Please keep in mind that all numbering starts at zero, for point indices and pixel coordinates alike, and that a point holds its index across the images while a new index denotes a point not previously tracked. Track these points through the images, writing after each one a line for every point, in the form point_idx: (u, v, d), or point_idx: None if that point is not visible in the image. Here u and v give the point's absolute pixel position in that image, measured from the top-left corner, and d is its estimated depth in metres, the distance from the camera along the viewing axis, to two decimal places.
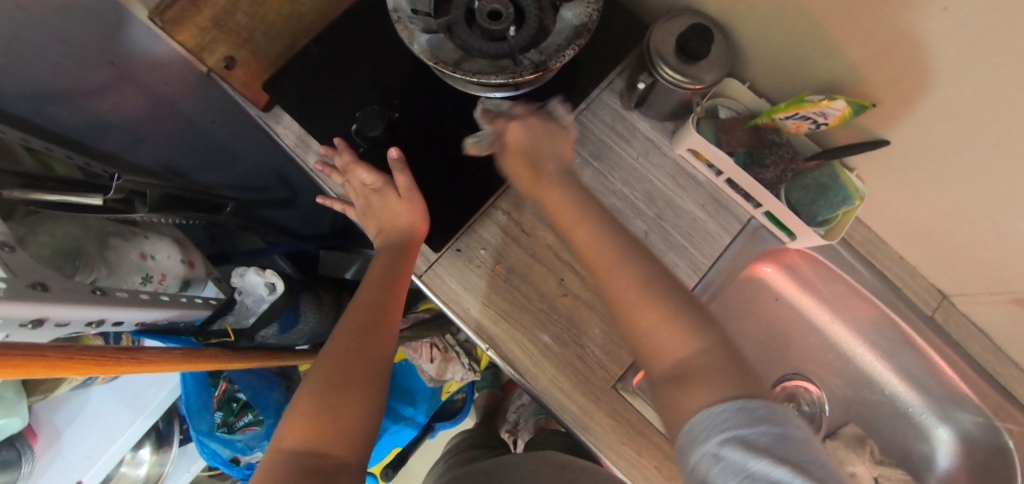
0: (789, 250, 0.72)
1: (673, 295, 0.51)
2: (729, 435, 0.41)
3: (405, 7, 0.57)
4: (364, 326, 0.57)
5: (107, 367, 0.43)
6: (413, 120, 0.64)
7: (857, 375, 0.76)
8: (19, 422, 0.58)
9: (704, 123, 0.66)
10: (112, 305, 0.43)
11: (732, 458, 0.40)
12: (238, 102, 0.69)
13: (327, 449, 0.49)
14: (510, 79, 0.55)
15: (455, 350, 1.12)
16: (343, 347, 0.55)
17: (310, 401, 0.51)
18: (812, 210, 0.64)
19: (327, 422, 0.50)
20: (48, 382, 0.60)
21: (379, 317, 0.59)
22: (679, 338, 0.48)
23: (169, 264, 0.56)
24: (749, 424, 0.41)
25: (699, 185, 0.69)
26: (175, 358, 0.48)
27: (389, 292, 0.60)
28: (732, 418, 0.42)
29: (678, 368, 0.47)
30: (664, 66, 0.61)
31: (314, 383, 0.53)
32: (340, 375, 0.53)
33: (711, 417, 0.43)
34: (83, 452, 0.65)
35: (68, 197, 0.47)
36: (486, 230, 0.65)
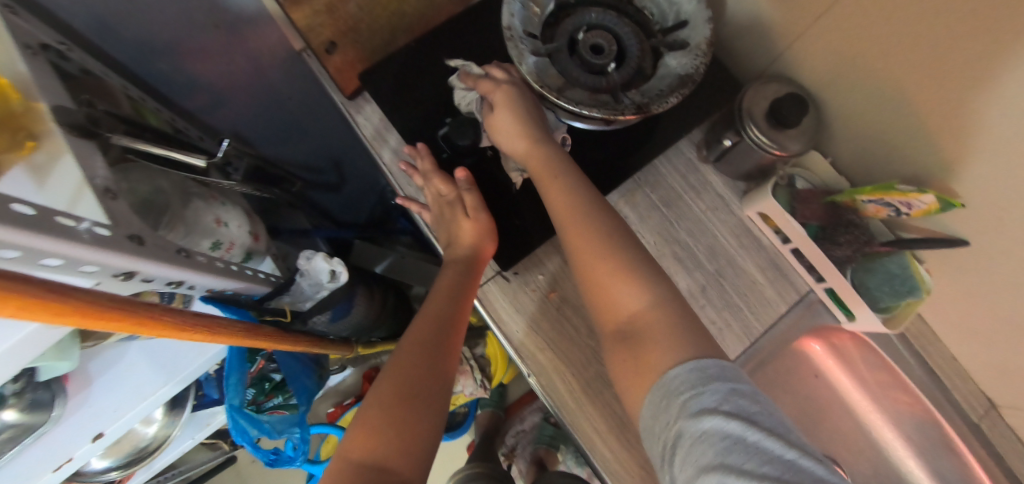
0: (842, 331, 0.70)
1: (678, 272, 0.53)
2: (716, 410, 0.44)
3: (517, 27, 0.57)
4: (431, 339, 0.56)
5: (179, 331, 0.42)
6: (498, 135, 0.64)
7: (887, 468, 0.74)
8: (66, 368, 0.55)
9: (781, 189, 0.65)
10: (191, 268, 0.43)
11: (717, 425, 0.43)
12: (322, 83, 0.70)
13: (393, 464, 0.48)
14: (609, 115, 0.55)
15: (470, 364, 1.11)
16: (410, 360, 0.55)
17: (377, 412, 0.51)
18: (876, 295, 0.63)
19: (393, 437, 0.49)
20: (103, 328, 0.59)
21: (446, 330, 0.57)
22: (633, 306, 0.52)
23: (239, 233, 0.56)
24: (728, 395, 0.45)
25: (762, 248, 0.69)
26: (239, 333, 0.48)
27: (457, 307, 0.58)
28: (708, 395, 0.45)
29: (631, 322, 0.52)
30: (753, 127, 0.61)
31: (383, 393, 0.52)
32: (407, 387, 0.52)
33: (688, 390, 0.46)
34: (109, 403, 0.63)
35: (171, 152, 0.46)
36: (548, 256, 0.64)
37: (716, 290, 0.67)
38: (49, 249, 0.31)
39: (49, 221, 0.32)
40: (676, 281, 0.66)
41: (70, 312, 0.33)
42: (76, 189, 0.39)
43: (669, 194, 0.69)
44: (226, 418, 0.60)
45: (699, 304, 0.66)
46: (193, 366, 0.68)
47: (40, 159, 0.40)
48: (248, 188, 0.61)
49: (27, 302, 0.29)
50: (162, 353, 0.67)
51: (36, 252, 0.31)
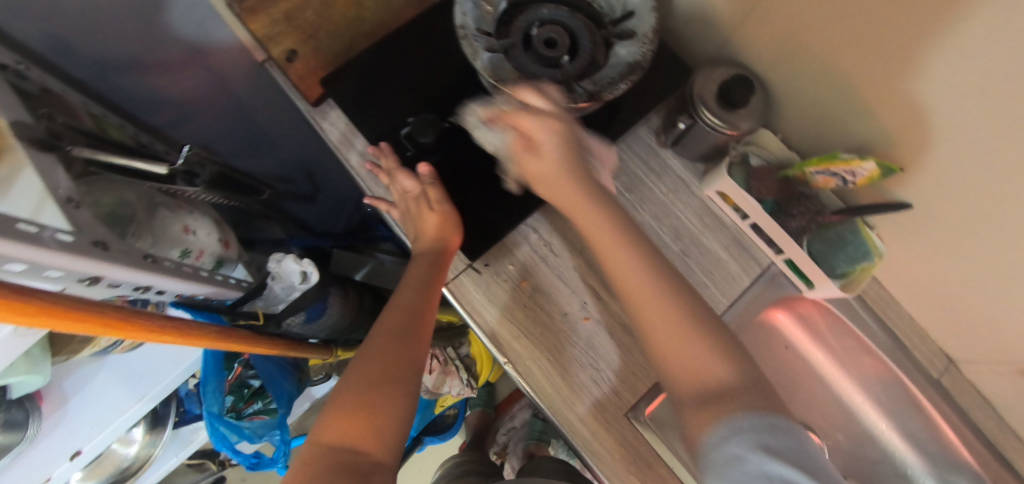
0: (805, 299, 0.73)
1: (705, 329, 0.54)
2: (756, 441, 0.46)
3: (470, 25, 0.59)
4: (402, 329, 0.58)
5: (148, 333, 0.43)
6: (460, 131, 0.66)
7: (859, 430, 0.77)
8: (39, 382, 0.55)
9: (737, 168, 0.68)
10: (160, 273, 0.44)
11: (751, 460, 0.44)
12: (287, 92, 0.71)
13: (363, 446, 0.49)
14: (564, 105, 0.57)
15: (456, 364, 1.12)
16: (380, 348, 0.56)
17: (349, 396, 0.52)
18: (831, 263, 0.66)
19: (365, 419, 0.51)
20: (74, 343, 0.59)
21: (415, 320, 0.59)
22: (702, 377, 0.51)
23: (208, 241, 0.57)
24: (771, 433, 0.46)
25: (724, 227, 0.71)
26: (208, 334, 0.49)
27: (426, 297, 0.61)
28: (751, 427, 0.47)
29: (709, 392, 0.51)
30: (705, 110, 0.64)
31: (355, 380, 0.53)
32: (378, 373, 0.54)
33: (735, 426, 0.47)
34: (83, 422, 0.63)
35: (134, 162, 0.47)
36: (517, 246, 0.66)
37: (682, 269, 0.69)
38: (16, 254, 0.32)
39: (17, 228, 0.33)
40: None
41: (46, 316, 0.34)
42: (38, 198, 0.39)
43: (631, 179, 0.72)
44: (205, 426, 0.62)
45: None
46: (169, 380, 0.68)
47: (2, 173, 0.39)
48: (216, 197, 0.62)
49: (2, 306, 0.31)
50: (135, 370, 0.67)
51: (7, 259, 0.32)
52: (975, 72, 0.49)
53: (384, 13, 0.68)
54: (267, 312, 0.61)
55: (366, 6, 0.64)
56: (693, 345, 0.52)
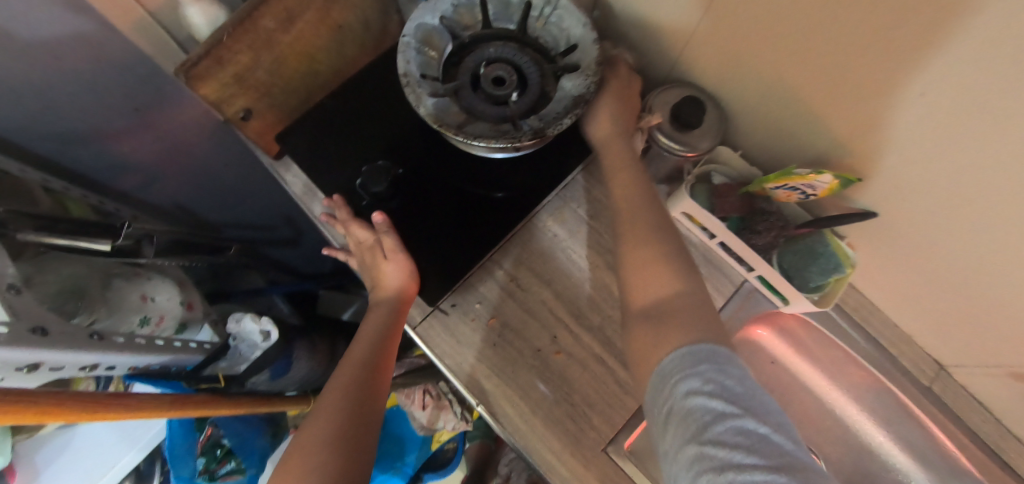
0: (785, 313, 0.72)
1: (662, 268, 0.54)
2: (709, 408, 0.41)
3: (414, 72, 0.60)
4: (359, 380, 0.58)
5: (97, 414, 0.42)
6: (415, 176, 0.67)
7: (857, 444, 0.74)
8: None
9: (698, 188, 0.68)
10: (108, 350, 0.44)
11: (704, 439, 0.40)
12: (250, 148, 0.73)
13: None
14: (510, 143, 0.57)
15: (448, 398, 1.12)
16: (335, 403, 0.56)
17: (302, 457, 0.51)
18: (804, 276, 0.64)
19: (319, 480, 0.49)
20: None
21: (371, 372, 0.59)
22: (655, 287, 0.53)
23: (168, 306, 0.57)
24: (718, 396, 0.42)
25: (693, 246, 0.71)
26: (164, 405, 0.48)
27: (382, 349, 0.61)
28: (708, 394, 0.42)
29: (661, 307, 0.51)
30: (659, 134, 0.65)
31: (310, 434, 0.53)
32: (335, 425, 0.54)
33: (684, 360, 0.45)
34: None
35: (76, 242, 0.48)
36: (483, 284, 0.66)
37: None
38: None
39: None
40: (612, 290, 0.68)
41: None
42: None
43: (594, 207, 0.71)
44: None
45: None
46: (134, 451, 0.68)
47: None
48: (180, 260, 0.63)
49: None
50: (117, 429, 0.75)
51: None
52: (920, 79, 0.47)
53: (336, 64, 0.70)
54: (228, 373, 0.60)
55: (315, 60, 0.66)
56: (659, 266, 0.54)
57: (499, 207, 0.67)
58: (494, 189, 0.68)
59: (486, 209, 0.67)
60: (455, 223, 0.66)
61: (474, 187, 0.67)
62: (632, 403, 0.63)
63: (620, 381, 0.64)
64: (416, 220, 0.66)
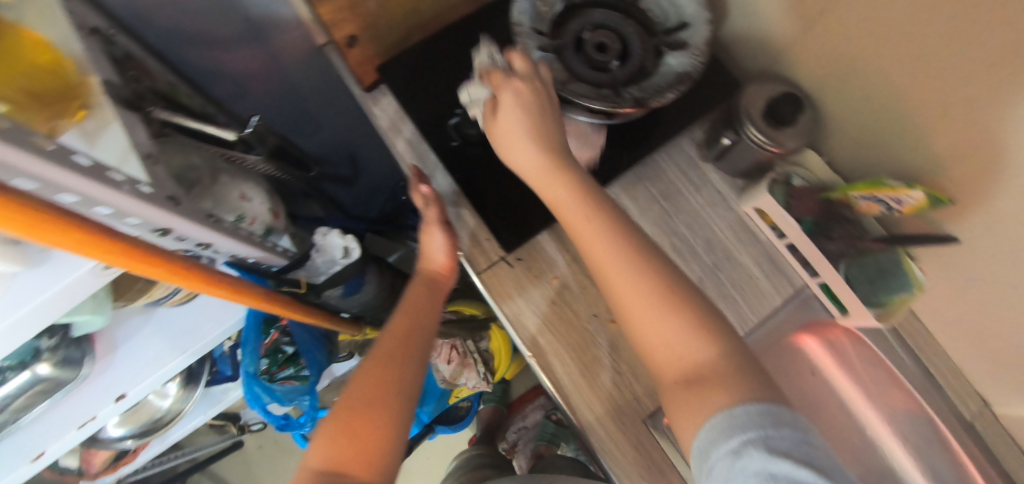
0: (835, 325, 0.72)
1: (664, 321, 0.52)
2: (752, 436, 0.44)
3: (526, 23, 0.62)
4: (396, 348, 0.62)
5: (208, 287, 0.46)
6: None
7: None
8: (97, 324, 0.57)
9: (777, 186, 0.68)
10: (220, 232, 0.48)
11: (757, 459, 0.42)
12: (342, 76, 0.75)
13: (344, 469, 0.53)
14: (609, 108, 0.58)
15: (474, 357, 1.14)
16: (372, 365, 0.60)
17: (339, 416, 0.56)
18: (868, 291, 0.64)
19: (353, 442, 0.55)
20: (132, 289, 0.61)
21: (410, 339, 0.63)
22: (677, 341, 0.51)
23: (260, 209, 0.60)
24: (774, 426, 0.44)
25: (759, 243, 0.71)
26: (258, 294, 0.52)
27: (420, 319, 0.65)
28: (760, 420, 0.45)
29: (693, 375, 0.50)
30: (751, 127, 0.64)
31: (346, 399, 0.58)
32: (365, 397, 0.57)
33: (732, 421, 0.46)
34: (148, 357, 0.64)
35: (205, 126, 0.53)
36: (550, 244, 0.68)
37: (712, 282, 0.69)
38: (103, 197, 0.36)
39: (107, 173, 0.36)
40: None
41: (117, 254, 0.37)
42: (124, 152, 0.42)
43: (669, 188, 0.72)
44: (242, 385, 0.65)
45: None
46: (207, 336, 0.66)
47: (91, 127, 0.43)
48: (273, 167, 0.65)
49: (80, 239, 0.34)
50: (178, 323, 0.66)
51: (93, 199, 0.35)
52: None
53: (440, 6, 0.71)
54: (308, 281, 0.62)
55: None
56: (670, 319, 0.52)
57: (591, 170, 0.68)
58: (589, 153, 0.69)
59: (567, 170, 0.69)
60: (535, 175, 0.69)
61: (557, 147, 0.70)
62: None
63: None
64: (497, 170, 0.68)
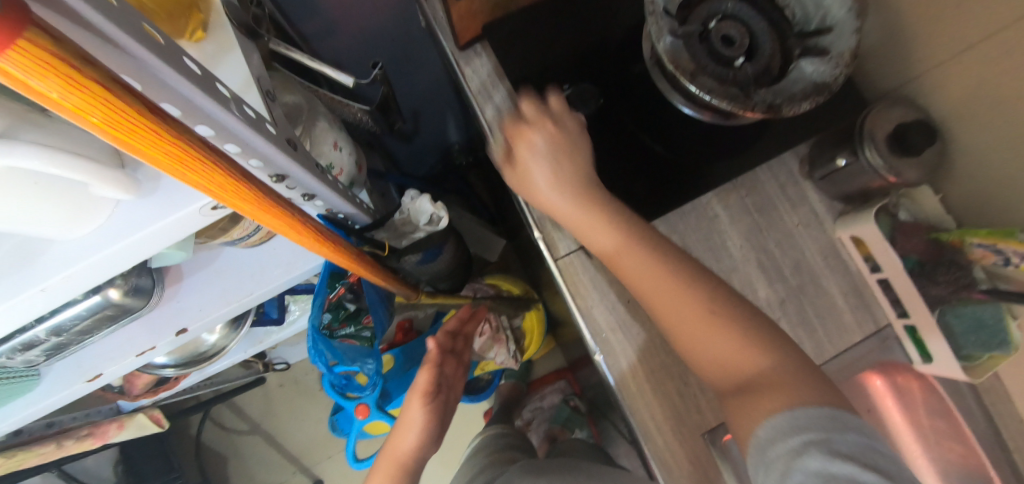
0: (908, 370, 0.69)
1: (725, 331, 0.54)
2: (813, 438, 0.47)
3: (659, 3, 0.56)
4: (400, 478, 0.75)
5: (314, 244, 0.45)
6: (610, 113, 0.67)
7: None
8: (178, 257, 0.54)
9: (884, 217, 0.64)
10: (324, 183, 0.45)
11: (815, 459, 0.45)
12: (438, 30, 0.70)
13: None
14: (739, 109, 0.53)
15: (506, 333, 1.12)
16: None
17: None
18: (959, 341, 0.61)
19: None
20: (213, 230, 0.55)
21: (411, 461, 0.76)
22: (745, 360, 0.53)
23: (346, 159, 0.57)
24: (838, 430, 0.47)
25: (848, 273, 0.67)
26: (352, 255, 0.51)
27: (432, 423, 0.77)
28: (820, 422, 0.47)
29: (745, 381, 0.53)
30: (872, 149, 0.59)
31: None
32: None
33: (794, 420, 0.49)
34: (212, 296, 0.60)
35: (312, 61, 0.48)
36: None
37: (794, 306, 0.66)
38: (233, 129, 0.34)
39: (239, 106, 0.35)
40: (755, 289, 0.66)
41: (242, 195, 0.36)
42: (244, 83, 0.40)
43: (764, 201, 0.68)
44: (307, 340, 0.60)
45: (773, 315, 0.66)
46: (272, 283, 0.62)
47: (210, 49, 0.41)
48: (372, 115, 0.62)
49: (212, 174, 0.33)
50: (244, 267, 0.61)
51: (227, 133, 0.34)
52: None
53: None
54: (392, 244, 0.61)
55: None
56: (724, 332, 0.54)
57: (694, 171, 0.66)
58: (698, 155, 0.66)
59: (662, 162, 0.67)
60: (629, 162, 0.67)
61: (657, 141, 0.67)
62: None
63: None
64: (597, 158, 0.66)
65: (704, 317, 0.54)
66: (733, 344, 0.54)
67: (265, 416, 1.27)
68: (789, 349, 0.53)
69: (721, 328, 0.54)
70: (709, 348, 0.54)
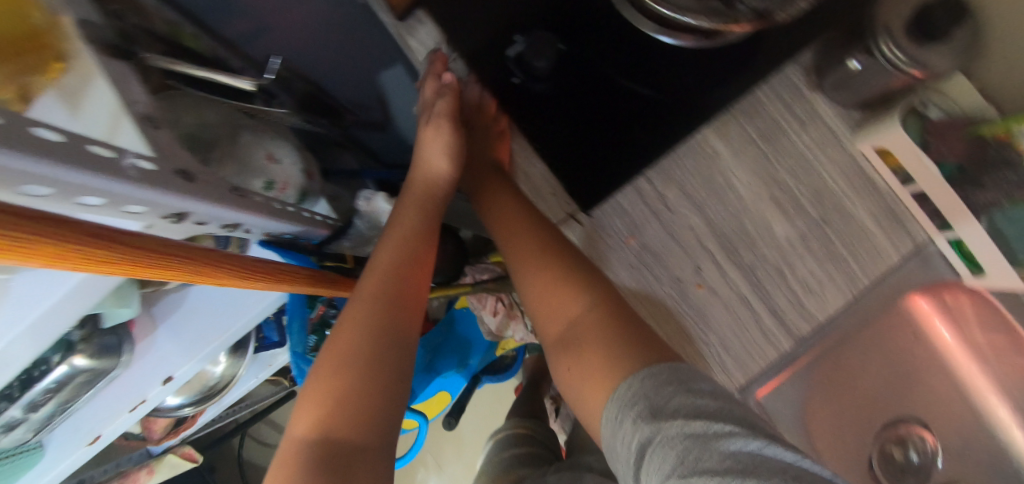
0: (956, 287, 0.61)
1: (584, 310, 0.60)
2: (652, 393, 0.50)
3: None
4: (389, 317, 0.60)
5: (242, 280, 0.42)
6: (577, 57, 0.55)
7: (985, 439, 0.67)
8: (128, 313, 0.51)
9: (912, 120, 0.55)
10: (246, 209, 0.41)
11: (739, 442, 0.44)
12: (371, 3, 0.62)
13: (309, 427, 0.54)
14: (723, 22, 0.45)
15: (520, 309, 1.09)
16: (343, 336, 0.58)
17: (313, 387, 0.56)
18: (1014, 248, 0.53)
19: (338, 384, 0.55)
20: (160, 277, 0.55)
21: (408, 285, 0.63)
22: (559, 301, 0.62)
23: (291, 172, 0.61)
24: (669, 385, 0.50)
25: (877, 191, 0.59)
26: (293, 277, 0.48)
27: (411, 262, 0.64)
28: (658, 381, 0.51)
29: (570, 329, 0.62)
30: (886, 41, 0.50)
31: (320, 386, 0.56)
32: (353, 360, 0.56)
33: (649, 378, 0.52)
34: (191, 339, 0.58)
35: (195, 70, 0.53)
36: (626, 198, 0.58)
37: (818, 238, 0.59)
38: (94, 183, 0.29)
39: (97, 157, 0.30)
40: (772, 228, 0.58)
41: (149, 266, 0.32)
42: (115, 115, 0.40)
43: (769, 126, 0.60)
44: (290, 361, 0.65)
45: (797, 253, 0.58)
46: (250, 312, 0.60)
47: (70, 83, 0.43)
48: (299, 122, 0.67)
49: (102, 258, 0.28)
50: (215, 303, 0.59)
51: (89, 190, 0.29)
52: None
53: None
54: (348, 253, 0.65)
55: None
56: (592, 318, 0.59)
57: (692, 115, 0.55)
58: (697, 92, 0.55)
59: (639, 109, 0.55)
60: (602, 109, 0.56)
61: (636, 83, 0.55)
62: (772, 353, 0.57)
63: (765, 330, 0.57)
64: (559, 118, 0.57)
65: (559, 284, 0.62)
66: (569, 299, 0.62)
67: None
68: (596, 282, 0.60)
69: (621, 328, 0.57)
70: (561, 309, 0.63)
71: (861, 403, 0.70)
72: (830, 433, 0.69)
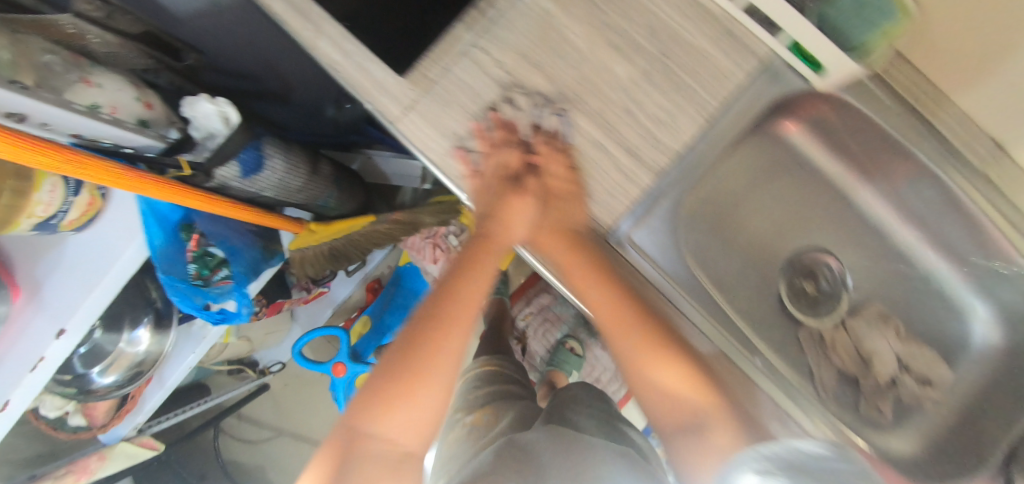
0: (811, 96, 0.62)
1: (682, 365, 0.58)
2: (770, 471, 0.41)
3: None
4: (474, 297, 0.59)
5: (65, 163, 0.42)
6: None
7: (882, 245, 0.69)
8: None
9: None
10: (44, 100, 0.42)
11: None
12: None
13: (403, 439, 0.50)
14: None
15: (460, 251, 1.04)
16: (439, 329, 0.55)
17: (370, 391, 0.52)
18: (839, 34, 0.54)
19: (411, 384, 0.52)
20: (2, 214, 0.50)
21: (457, 290, 0.58)
22: (660, 371, 0.59)
23: (117, 94, 0.52)
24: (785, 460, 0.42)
25: (712, 15, 0.59)
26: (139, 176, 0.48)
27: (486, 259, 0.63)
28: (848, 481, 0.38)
29: (680, 409, 0.57)
30: None
31: (432, 383, 0.53)
32: (425, 362, 0.53)
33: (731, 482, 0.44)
34: (75, 286, 0.58)
35: None
36: (463, 70, 0.59)
37: (661, 73, 0.59)
38: None
39: None
40: (613, 71, 0.59)
41: None
42: None
43: None
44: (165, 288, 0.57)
45: (642, 91, 0.59)
46: (125, 256, 0.59)
47: None
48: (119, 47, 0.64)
49: None
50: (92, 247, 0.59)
51: None
52: None
53: None
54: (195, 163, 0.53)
55: None
56: (669, 357, 0.58)
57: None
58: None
59: None
60: None
61: None
62: (635, 192, 0.58)
63: (623, 171, 0.58)
64: None
65: (650, 340, 0.59)
66: (679, 373, 0.58)
67: (279, 416, 1.29)
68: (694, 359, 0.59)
69: (666, 348, 0.59)
70: (660, 374, 0.59)
71: (758, 239, 0.71)
72: (732, 279, 0.71)
